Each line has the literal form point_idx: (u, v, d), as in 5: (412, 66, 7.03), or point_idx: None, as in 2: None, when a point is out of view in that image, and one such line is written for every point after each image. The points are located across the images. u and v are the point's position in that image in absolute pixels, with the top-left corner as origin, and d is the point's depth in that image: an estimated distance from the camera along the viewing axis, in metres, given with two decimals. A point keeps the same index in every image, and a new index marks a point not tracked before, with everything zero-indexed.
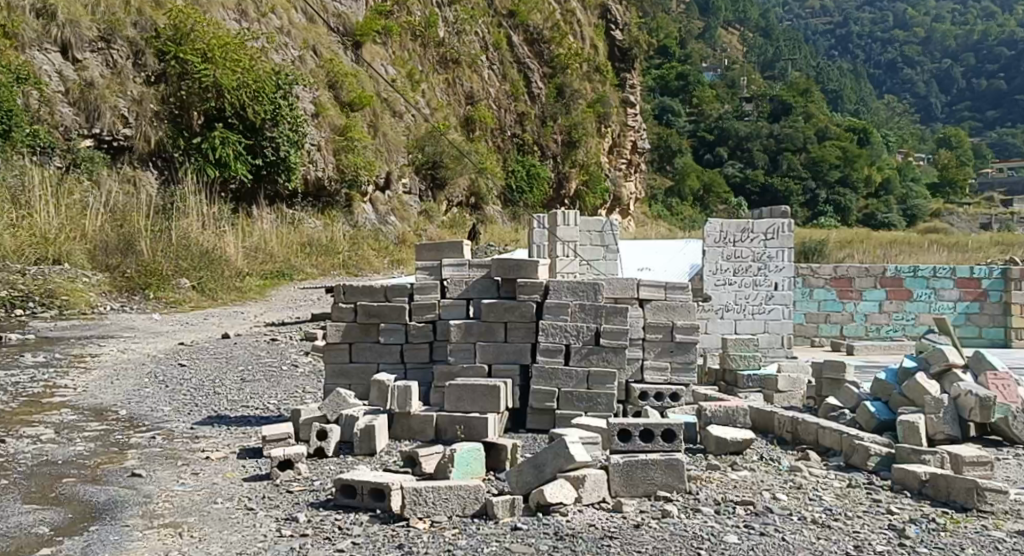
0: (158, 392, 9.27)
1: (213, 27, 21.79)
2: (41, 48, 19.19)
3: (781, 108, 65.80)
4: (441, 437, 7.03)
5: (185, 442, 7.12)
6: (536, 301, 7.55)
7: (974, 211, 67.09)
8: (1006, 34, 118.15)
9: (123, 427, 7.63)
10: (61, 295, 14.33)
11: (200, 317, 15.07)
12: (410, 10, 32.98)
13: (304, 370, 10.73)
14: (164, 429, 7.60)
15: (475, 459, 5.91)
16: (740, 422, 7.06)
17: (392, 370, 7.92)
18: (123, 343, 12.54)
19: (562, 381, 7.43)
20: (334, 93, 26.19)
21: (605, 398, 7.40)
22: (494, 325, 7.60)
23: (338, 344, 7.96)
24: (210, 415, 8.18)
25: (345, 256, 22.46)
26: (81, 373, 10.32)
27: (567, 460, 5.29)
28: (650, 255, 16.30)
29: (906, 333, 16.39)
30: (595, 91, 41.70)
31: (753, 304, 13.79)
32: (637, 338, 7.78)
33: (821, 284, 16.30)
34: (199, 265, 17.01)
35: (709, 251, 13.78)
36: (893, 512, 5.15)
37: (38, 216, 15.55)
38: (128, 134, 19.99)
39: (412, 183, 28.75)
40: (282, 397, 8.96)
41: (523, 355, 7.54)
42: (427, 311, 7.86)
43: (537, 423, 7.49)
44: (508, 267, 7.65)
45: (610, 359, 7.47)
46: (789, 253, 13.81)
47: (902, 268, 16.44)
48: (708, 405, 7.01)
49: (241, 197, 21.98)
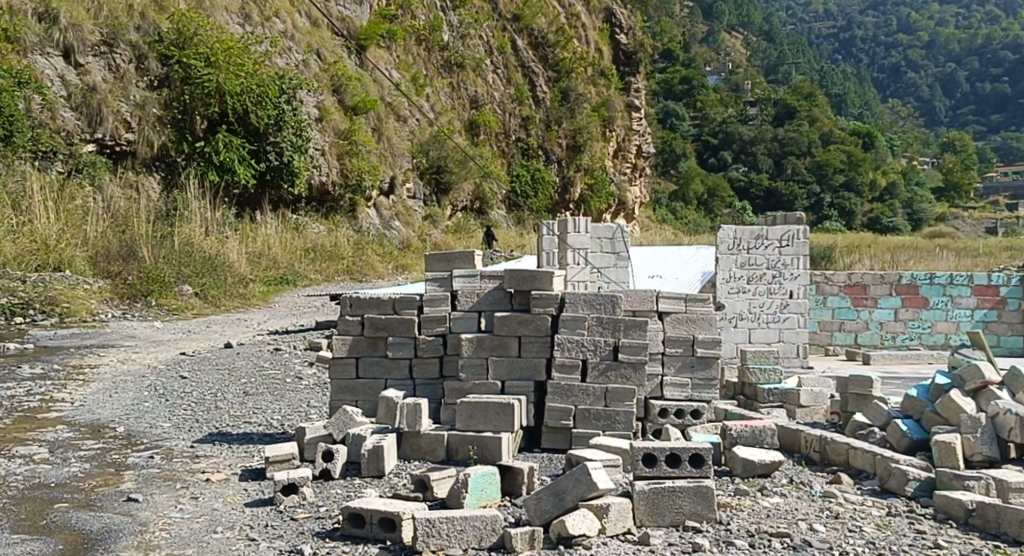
0: (158, 406, 8.96)
1: (217, 31, 21.54)
2: (43, 52, 18.91)
3: (785, 112, 65.48)
4: (453, 458, 6.75)
5: (184, 463, 6.79)
6: (551, 314, 7.24)
7: (980, 215, 66.34)
8: (1010, 38, 117.41)
9: (121, 445, 7.32)
10: (62, 302, 14.03)
11: (203, 325, 14.76)
12: (414, 14, 32.72)
13: (309, 382, 10.40)
14: (162, 447, 7.29)
15: (488, 484, 5.64)
16: (767, 443, 6.57)
17: (400, 386, 7.59)
18: (123, 353, 12.24)
19: (579, 398, 7.13)
20: (338, 97, 25.90)
21: (624, 415, 7.09)
22: (507, 339, 7.30)
23: (344, 359, 7.65)
24: (211, 432, 7.86)
25: (349, 261, 22.13)
26: (79, 385, 10.01)
27: (588, 487, 4.98)
28: (660, 261, 15.96)
29: (922, 342, 16.05)
30: (601, 95, 41.38)
31: (766, 313, 13.45)
32: (656, 353, 7.45)
33: (835, 291, 15.97)
34: (202, 272, 16.70)
35: (721, 258, 13.48)
36: (941, 547, 4.85)
37: (37, 222, 15.24)
38: (130, 139, 19.75)
39: (416, 187, 28.47)
40: (286, 413, 8.64)
41: (538, 371, 7.23)
42: (436, 324, 7.53)
43: (553, 443, 7.18)
44: (522, 278, 7.34)
45: (629, 375, 7.14)
46: (804, 261, 13.48)
47: (918, 275, 16.09)
48: (734, 425, 6.55)
49: (245, 202, 21.69)
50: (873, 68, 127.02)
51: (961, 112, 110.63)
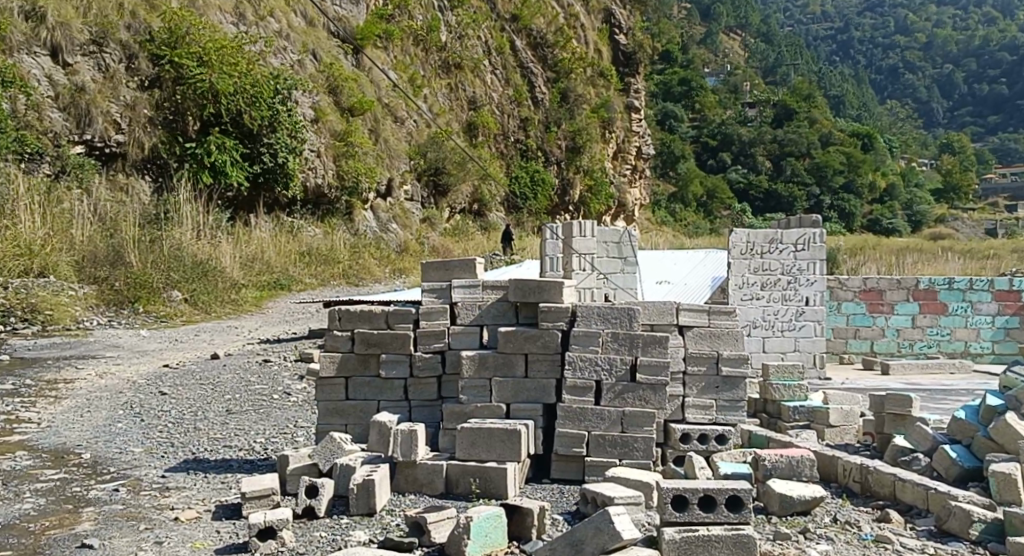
0: (133, 427, 8.24)
1: (210, 30, 20.78)
2: (29, 51, 18.12)
3: (784, 113, 64.84)
4: (452, 492, 6.10)
5: (153, 498, 6.06)
6: (561, 329, 6.56)
7: (979, 217, 65.45)
8: (1007, 39, 116.57)
9: (84, 475, 6.60)
10: (45, 310, 13.38)
11: (191, 333, 14.07)
12: (411, 14, 32.04)
13: (298, 399, 9.68)
14: (130, 478, 6.56)
15: (494, 529, 4.99)
16: (806, 475, 5.86)
17: (394, 409, 6.88)
18: (103, 365, 11.49)
19: (593, 422, 6.46)
20: (334, 98, 25.18)
21: (643, 442, 6.43)
22: (512, 357, 6.59)
23: (333, 379, 6.96)
24: (186, 459, 7.14)
25: (345, 265, 21.40)
26: (50, 404, 9.24)
27: (611, 538, 4.55)
28: (667, 265, 15.25)
29: (941, 349, 15.36)
30: (599, 96, 40.67)
31: (781, 321, 12.78)
32: (677, 372, 6.76)
33: (850, 297, 15.23)
34: (192, 277, 16.01)
35: (733, 264, 12.76)
36: None
37: (21, 225, 14.39)
38: (120, 141, 19.05)
39: (414, 189, 27.76)
40: (271, 435, 7.93)
41: (547, 393, 6.55)
42: (434, 340, 6.83)
43: (563, 472, 6.51)
44: (527, 290, 6.65)
45: (648, 398, 6.46)
46: (820, 266, 12.79)
47: (936, 280, 15.34)
48: (768, 454, 5.88)
49: (238, 205, 21.00)
50: (870, 70, 126.36)
51: (959, 114, 109.67)
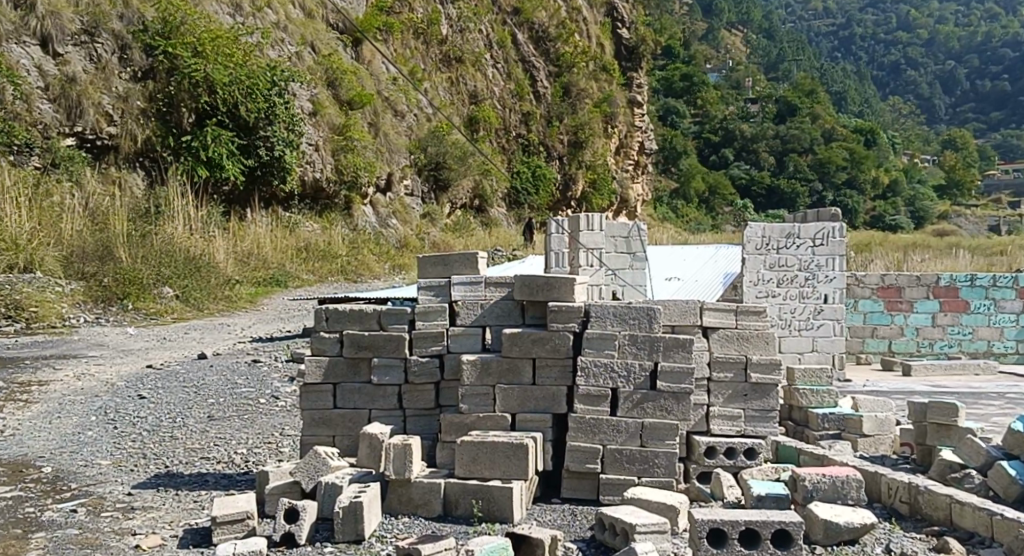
0: (104, 436, 7.55)
1: (206, 20, 20.02)
2: (19, 41, 17.34)
3: (787, 109, 64.09)
4: (451, 514, 5.44)
5: (114, 520, 5.39)
6: (573, 331, 5.88)
7: (983, 213, 64.60)
8: (1009, 35, 115.55)
9: (42, 493, 5.92)
10: (29, 307, 12.69)
11: (181, 331, 13.37)
12: (411, 7, 31.30)
13: (285, 404, 9.01)
14: (92, 496, 5.88)
15: None
16: (852, 497, 5.21)
17: (387, 418, 6.21)
18: (84, 366, 10.77)
19: (609, 435, 5.80)
20: (333, 91, 24.50)
21: (665, 458, 5.77)
22: (518, 362, 5.91)
23: (320, 387, 6.28)
24: (158, 473, 6.45)
25: (343, 260, 20.72)
26: (17, 409, 8.55)
27: None
28: (677, 261, 14.54)
29: (962, 349, 14.67)
30: (602, 91, 39.89)
31: (798, 319, 12.09)
32: (701, 379, 6.10)
33: (867, 294, 14.50)
34: (185, 273, 15.30)
35: (748, 259, 12.06)
36: None
37: (7, 219, 13.64)
38: (112, 133, 18.31)
39: (414, 184, 27.06)
40: (254, 445, 7.27)
41: (557, 403, 5.88)
42: (432, 342, 6.14)
43: (574, 491, 5.86)
44: (535, 287, 5.98)
45: (670, 408, 5.80)
46: (840, 262, 12.10)
47: (957, 276, 14.63)
48: (808, 473, 5.24)
49: (234, 200, 20.26)
50: (871, 66, 125.39)
51: (961, 110, 108.56)
